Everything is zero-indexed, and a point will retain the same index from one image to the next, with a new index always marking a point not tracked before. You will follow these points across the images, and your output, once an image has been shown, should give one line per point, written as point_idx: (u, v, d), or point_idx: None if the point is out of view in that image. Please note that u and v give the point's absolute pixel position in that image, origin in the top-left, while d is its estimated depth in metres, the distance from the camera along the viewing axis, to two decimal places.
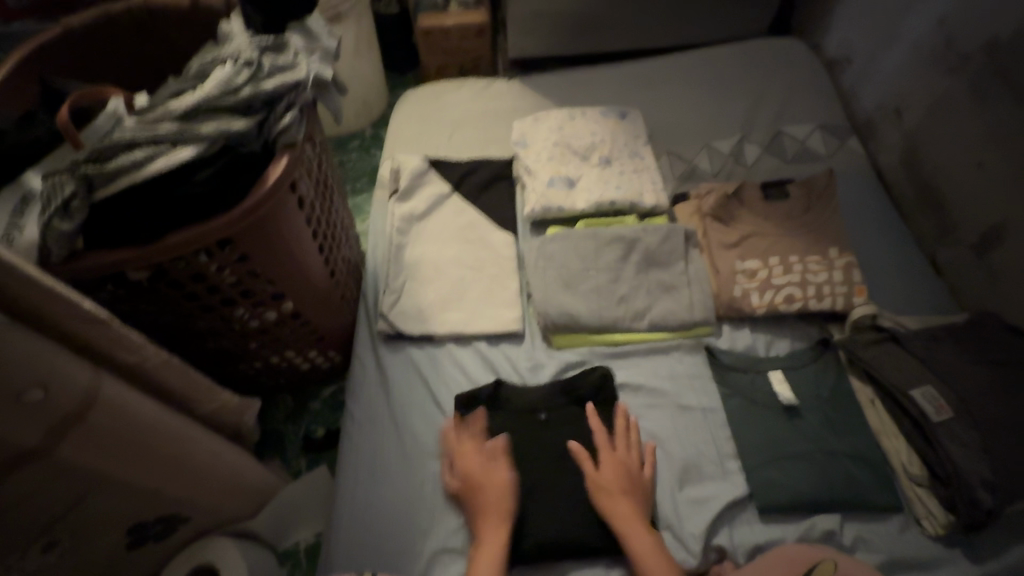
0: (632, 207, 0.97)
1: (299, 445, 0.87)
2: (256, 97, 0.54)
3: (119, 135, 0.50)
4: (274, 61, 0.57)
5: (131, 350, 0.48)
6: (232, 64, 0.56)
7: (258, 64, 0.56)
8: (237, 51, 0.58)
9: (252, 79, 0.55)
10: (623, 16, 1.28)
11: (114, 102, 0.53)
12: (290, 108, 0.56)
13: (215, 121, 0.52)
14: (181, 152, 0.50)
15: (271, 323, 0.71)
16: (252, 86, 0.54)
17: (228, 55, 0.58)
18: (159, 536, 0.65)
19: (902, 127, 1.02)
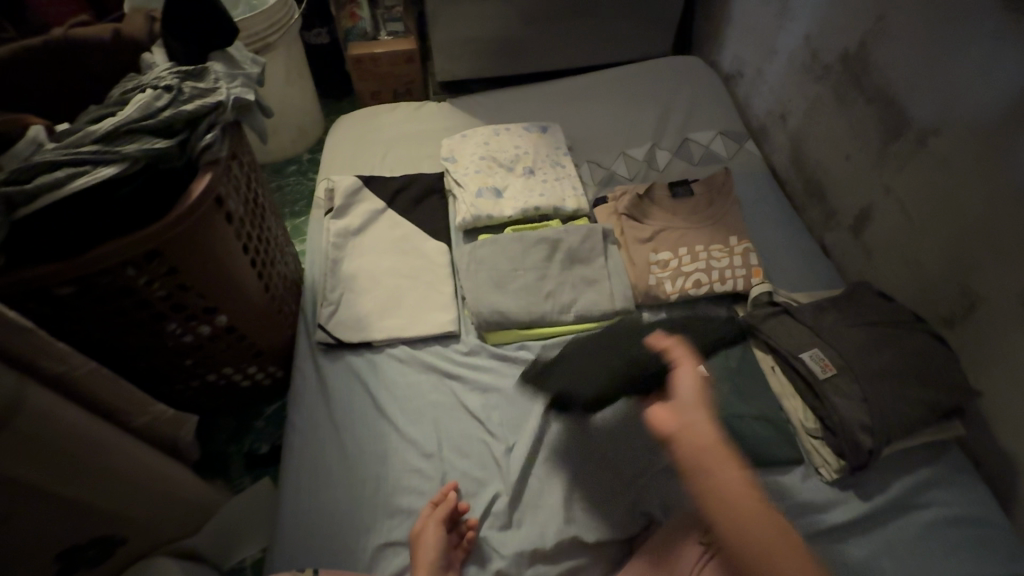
0: (556, 211, 1.05)
1: (243, 463, 0.88)
2: (178, 118, 0.58)
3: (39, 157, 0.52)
4: (194, 86, 0.61)
5: (57, 359, 0.50)
6: (152, 90, 0.59)
7: (178, 89, 0.60)
8: (157, 77, 0.61)
9: (174, 101, 0.58)
10: (541, 41, 1.39)
11: (33, 128, 0.55)
12: (211, 128, 0.60)
13: (138, 140, 0.55)
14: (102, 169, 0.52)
15: (206, 337, 0.73)
16: (173, 108, 0.58)
17: (148, 81, 0.61)
18: (92, 561, 0.64)
19: (787, 129, 1.16)
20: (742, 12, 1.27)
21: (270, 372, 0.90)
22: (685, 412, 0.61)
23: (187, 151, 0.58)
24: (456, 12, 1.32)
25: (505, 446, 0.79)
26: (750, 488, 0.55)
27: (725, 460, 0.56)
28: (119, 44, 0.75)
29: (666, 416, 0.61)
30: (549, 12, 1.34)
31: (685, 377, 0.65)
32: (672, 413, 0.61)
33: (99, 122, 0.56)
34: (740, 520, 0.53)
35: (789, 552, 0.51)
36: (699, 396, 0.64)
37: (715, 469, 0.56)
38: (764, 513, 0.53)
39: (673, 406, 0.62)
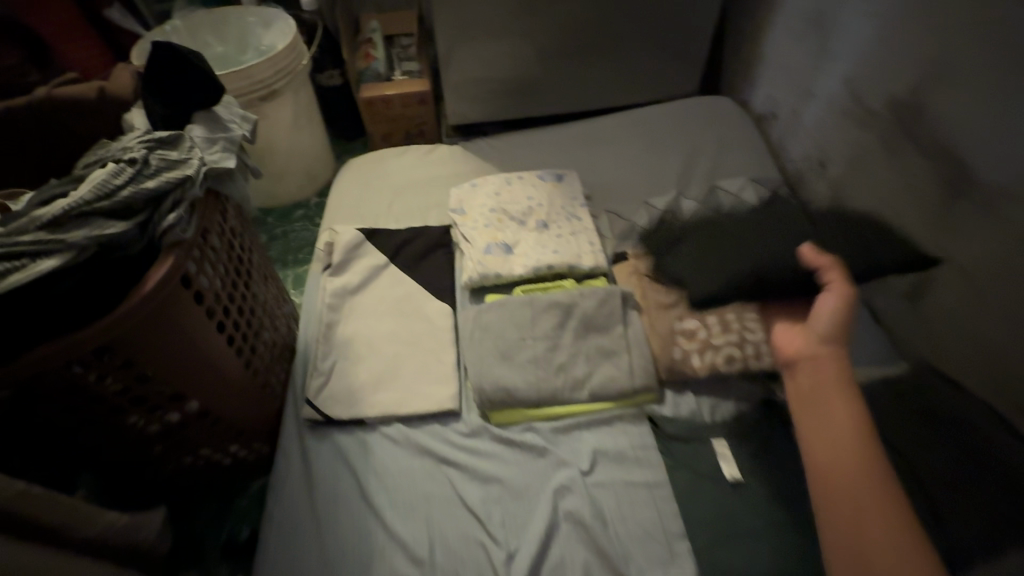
0: (570, 269, 0.96)
1: (220, 550, 0.80)
2: (137, 198, 0.52)
3: None
4: (161, 158, 0.55)
5: None
6: (115, 164, 0.53)
7: (143, 162, 0.54)
8: (123, 148, 0.56)
9: (139, 177, 0.53)
10: (559, 81, 1.33)
11: None
12: (176, 206, 0.54)
13: (92, 223, 0.49)
14: (41, 264, 0.46)
15: (176, 424, 0.66)
16: (133, 186, 0.52)
17: (113, 154, 0.55)
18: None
19: (827, 178, 1.05)
20: (775, 50, 1.18)
21: (253, 449, 0.82)
22: (820, 346, 0.72)
23: (147, 235, 0.52)
24: (470, 53, 1.26)
25: (505, 552, 0.69)
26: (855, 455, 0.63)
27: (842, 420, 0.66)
28: (101, 102, 0.71)
29: (795, 345, 0.74)
30: (567, 51, 1.28)
31: (830, 298, 0.75)
32: (806, 338, 0.73)
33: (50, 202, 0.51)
34: (843, 531, 0.60)
35: (892, 536, 0.57)
36: (842, 313, 0.74)
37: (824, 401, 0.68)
38: (871, 489, 0.61)
39: (800, 337, 0.74)
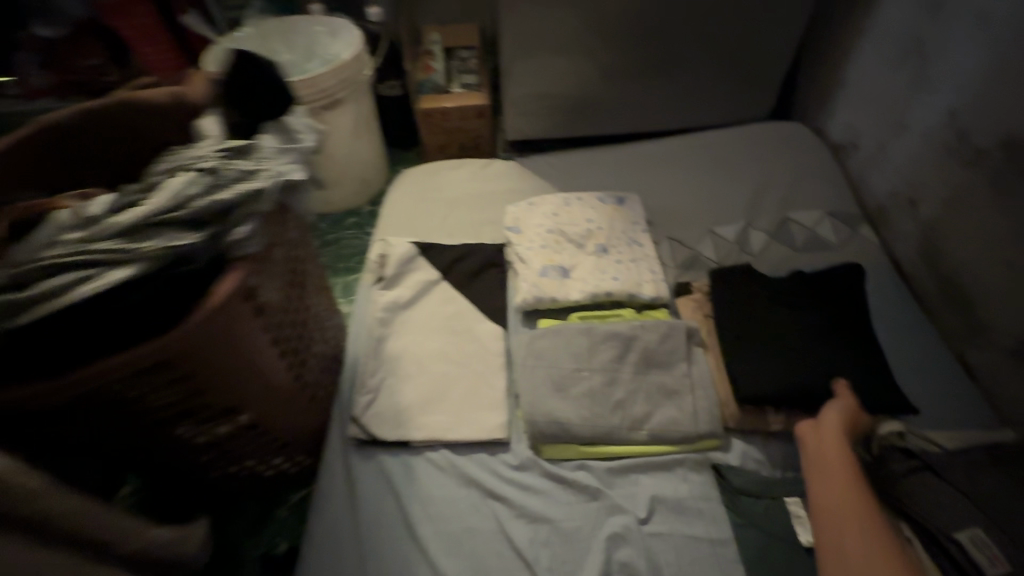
0: (630, 298, 0.91)
1: (258, 563, 0.78)
2: (209, 209, 0.50)
3: (50, 253, 0.45)
4: (234, 168, 0.54)
5: (32, 500, 0.41)
6: (190, 172, 0.52)
7: (217, 171, 0.53)
8: (198, 156, 0.55)
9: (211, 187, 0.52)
10: (621, 100, 1.29)
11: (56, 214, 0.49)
12: (246, 218, 0.53)
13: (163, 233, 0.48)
14: (116, 272, 0.45)
15: (227, 436, 0.65)
16: (206, 196, 0.51)
17: (189, 162, 0.54)
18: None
19: (916, 217, 0.97)
20: (858, 77, 1.11)
21: (296, 461, 0.81)
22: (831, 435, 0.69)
23: (216, 246, 0.51)
24: (532, 69, 1.24)
25: None
26: (846, 498, 0.62)
27: (841, 480, 0.65)
28: (179, 107, 0.71)
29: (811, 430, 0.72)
30: (632, 70, 1.24)
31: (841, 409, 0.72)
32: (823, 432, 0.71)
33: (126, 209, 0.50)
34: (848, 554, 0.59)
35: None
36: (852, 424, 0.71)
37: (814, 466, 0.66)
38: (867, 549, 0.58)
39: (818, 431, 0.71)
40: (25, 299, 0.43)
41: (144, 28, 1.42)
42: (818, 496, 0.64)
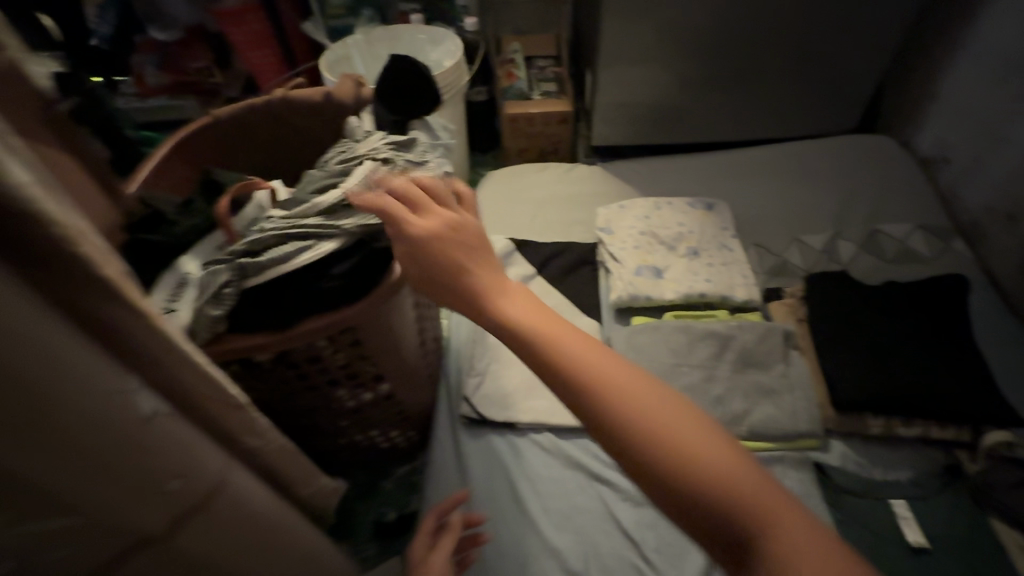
0: (723, 300, 0.94)
1: (370, 528, 0.84)
2: None
3: (269, 227, 0.54)
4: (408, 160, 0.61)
5: (257, 435, 0.48)
6: (372, 163, 0.60)
7: (394, 163, 0.60)
8: (374, 148, 0.62)
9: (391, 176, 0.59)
10: (703, 111, 1.33)
11: (262, 194, 0.58)
12: None
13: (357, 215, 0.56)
14: (322, 246, 0.52)
15: (366, 403, 0.71)
16: None
17: (368, 152, 0.62)
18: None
19: (1017, 234, 0.96)
20: (953, 93, 1.11)
21: (407, 436, 0.87)
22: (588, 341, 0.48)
23: None
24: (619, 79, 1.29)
25: None
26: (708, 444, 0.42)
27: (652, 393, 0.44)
28: (332, 108, 0.79)
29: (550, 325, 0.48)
30: (717, 80, 1.27)
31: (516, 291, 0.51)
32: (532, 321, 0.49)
33: (324, 192, 0.58)
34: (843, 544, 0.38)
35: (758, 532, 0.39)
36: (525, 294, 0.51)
37: (661, 416, 0.43)
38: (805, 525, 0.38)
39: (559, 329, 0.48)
40: (254, 265, 0.51)
41: (255, 35, 1.46)
42: (625, 433, 0.43)
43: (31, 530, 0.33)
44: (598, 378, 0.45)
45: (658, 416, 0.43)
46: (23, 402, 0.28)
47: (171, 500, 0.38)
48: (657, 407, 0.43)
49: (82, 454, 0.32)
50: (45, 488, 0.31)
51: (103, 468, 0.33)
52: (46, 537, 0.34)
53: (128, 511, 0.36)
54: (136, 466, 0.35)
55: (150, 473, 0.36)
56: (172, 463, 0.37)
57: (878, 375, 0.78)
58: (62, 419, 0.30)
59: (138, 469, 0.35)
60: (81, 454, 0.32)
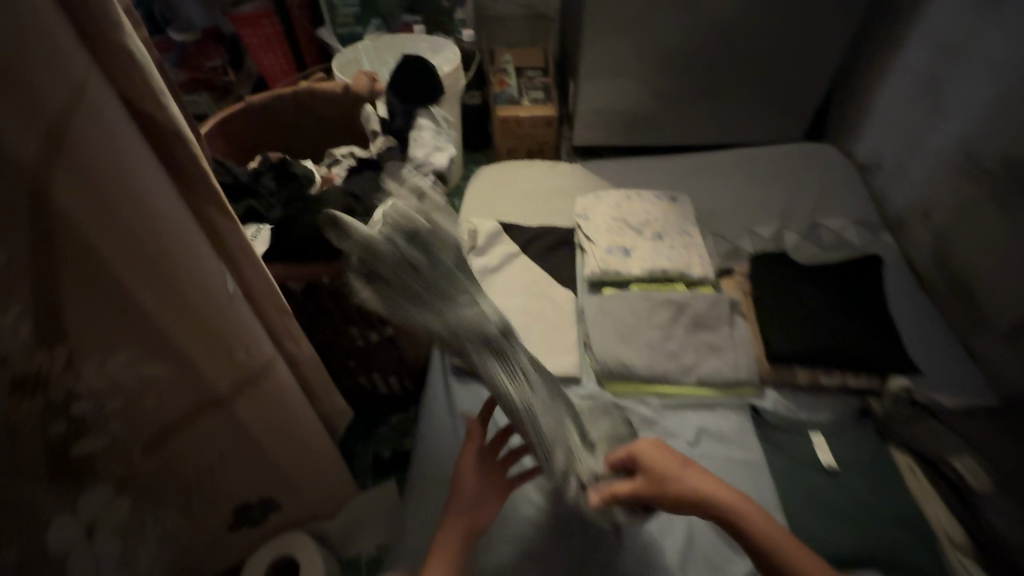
0: (681, 276, 1.09)
1: (369, 463, 0.96)
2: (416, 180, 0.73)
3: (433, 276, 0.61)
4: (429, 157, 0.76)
5: (295, 341, 0.59)
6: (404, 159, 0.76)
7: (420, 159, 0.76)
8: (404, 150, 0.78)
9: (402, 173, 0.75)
10: (673, 118, 1.50)
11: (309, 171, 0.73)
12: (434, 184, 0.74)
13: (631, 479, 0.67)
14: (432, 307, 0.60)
15: (372, 345, 0.84)
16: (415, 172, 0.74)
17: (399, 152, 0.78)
18: (250, 517, 0.73)
19: (931, 226, 1.13)
20: (884, 107, 1.29)
21: (404, 385, 0.99)
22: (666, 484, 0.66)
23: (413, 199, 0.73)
24: (599, 88, 1.45)
25: None
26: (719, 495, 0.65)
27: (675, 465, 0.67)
28: (346, 97, 0.92)
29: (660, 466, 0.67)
30: (683, 92, 1.44)
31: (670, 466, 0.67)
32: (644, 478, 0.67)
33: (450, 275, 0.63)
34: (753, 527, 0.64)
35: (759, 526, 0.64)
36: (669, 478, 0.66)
37: (683, 485, 0.65)
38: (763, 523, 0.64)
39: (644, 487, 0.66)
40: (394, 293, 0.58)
41: (266, 38, 1.60)
42: (680, 491, 0.65)
43: (142, 366, 0.49)
44: (695, 487, 0.66)
45: (682, 472, 0.67)
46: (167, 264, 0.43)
47: (236, 365, 0.53)
48: (699, 481, 0.66)
49: (189, 312, 0.47)
50: (162, 331, 0.47)
51: (199, 326, 0.48)
52: (150, 375, 0.50)
53: (204, 365, 0.52)
54: (221, 331, 0.49)
55: (227, 341, 0.51)
56: (241, 338, 0.51)
57: (804, 334, 0.93)
58: (185, 282, 0.45)
59: (220, 334, 0.50)
60: (189, 311, 0.47)
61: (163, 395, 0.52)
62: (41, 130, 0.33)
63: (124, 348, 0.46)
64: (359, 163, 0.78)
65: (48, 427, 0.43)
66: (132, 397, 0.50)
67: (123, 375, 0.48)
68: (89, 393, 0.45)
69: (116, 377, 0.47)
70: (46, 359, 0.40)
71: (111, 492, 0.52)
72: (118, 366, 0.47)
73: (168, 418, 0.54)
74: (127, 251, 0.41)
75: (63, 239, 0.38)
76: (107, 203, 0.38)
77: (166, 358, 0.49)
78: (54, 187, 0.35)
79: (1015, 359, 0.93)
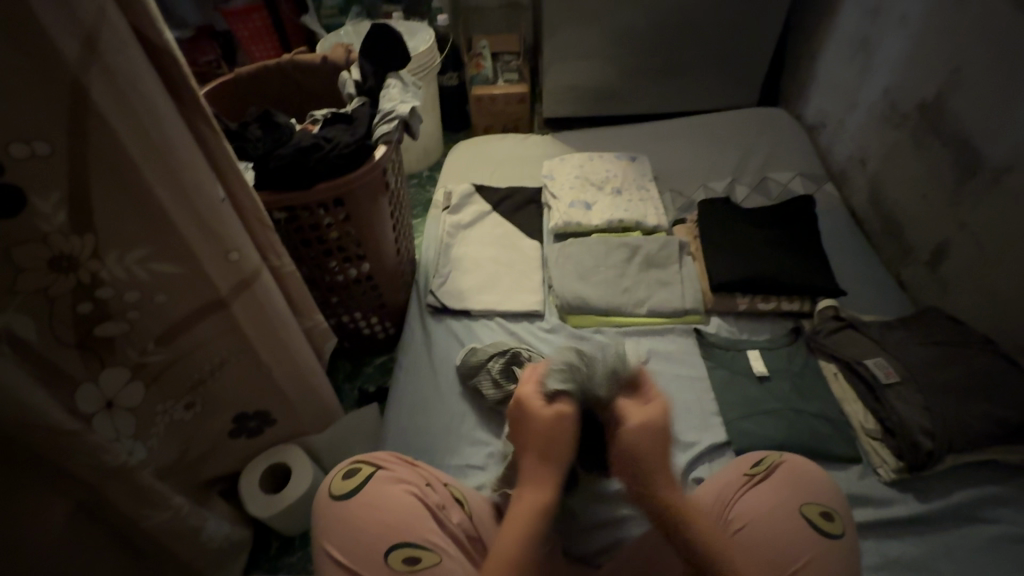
0: (637, 225, 1.19)
1: (354, 397, 1.06)
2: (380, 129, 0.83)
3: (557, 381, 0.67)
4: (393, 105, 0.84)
5: (277, 254, 0.70)
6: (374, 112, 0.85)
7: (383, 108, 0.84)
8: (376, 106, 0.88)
9: (372, 123, 0.85)
10: (636, 90, 1.61)
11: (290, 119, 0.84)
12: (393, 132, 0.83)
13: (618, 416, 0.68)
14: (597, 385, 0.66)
15: (351, 281, 0.94)
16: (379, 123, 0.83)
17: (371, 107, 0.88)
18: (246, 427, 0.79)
19: (866, 173, 1.23)
20: (826, 70, 1.39)
21: (385, 327, 1.09)
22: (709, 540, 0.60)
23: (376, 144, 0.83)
24: (566, 63, 1.55)
25: None
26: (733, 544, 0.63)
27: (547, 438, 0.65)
28: (325, 67, 1.03)
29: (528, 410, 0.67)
30: (645, 66, 1.55)
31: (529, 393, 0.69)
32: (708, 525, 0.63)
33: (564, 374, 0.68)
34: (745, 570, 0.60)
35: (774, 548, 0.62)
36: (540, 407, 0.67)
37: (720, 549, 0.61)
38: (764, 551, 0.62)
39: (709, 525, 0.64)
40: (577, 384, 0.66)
41: (255, 31, 1.71)
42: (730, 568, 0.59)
43: (156, 262, 0.55)
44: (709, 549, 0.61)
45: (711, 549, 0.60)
46: (171, 159, 0.50)
47: (231, 265, 0.60)
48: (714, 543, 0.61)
49: (193, 207, 0.54)
50: (171, 224, 0.53)
51: (199, 221, 0.55)
52: (163, 271, 0.56)
53: (207, 265, 0.59)
54: (217, 230, 0.57)
55: (222, 242, 0.58)
56: (233, 240, 0.59)
57: (744, 264, 1.02)
58: (187, 180, 0.52)
59: (216, 233, 0.57)
60: (192, 207, 0.54)
61: (174, 292, 0.59)
62: (80, 35, 0.42)
63: (143, 242, 0.53)
64: (332, 115, 0.89)
65: (75, 305, 0.52)
66: (147, 291, 0.56)
67: (140, 269, 0.54)
68: (112, 280, 0.53)
69: (134, 270, 0.54)
70: (76, 241, 0.49)
71: (127, 379, 0.60)
72: (136, 259, 0.54)
73: (178, 315, 0.60)
74: (142, 143, 0.48)
75: (93, 131, 0.45)
76: (127, 100, 0.46)
77: (175, 255, 0.56)
78: (89, 83, 0.43)
79: (935, 284, 1.03)
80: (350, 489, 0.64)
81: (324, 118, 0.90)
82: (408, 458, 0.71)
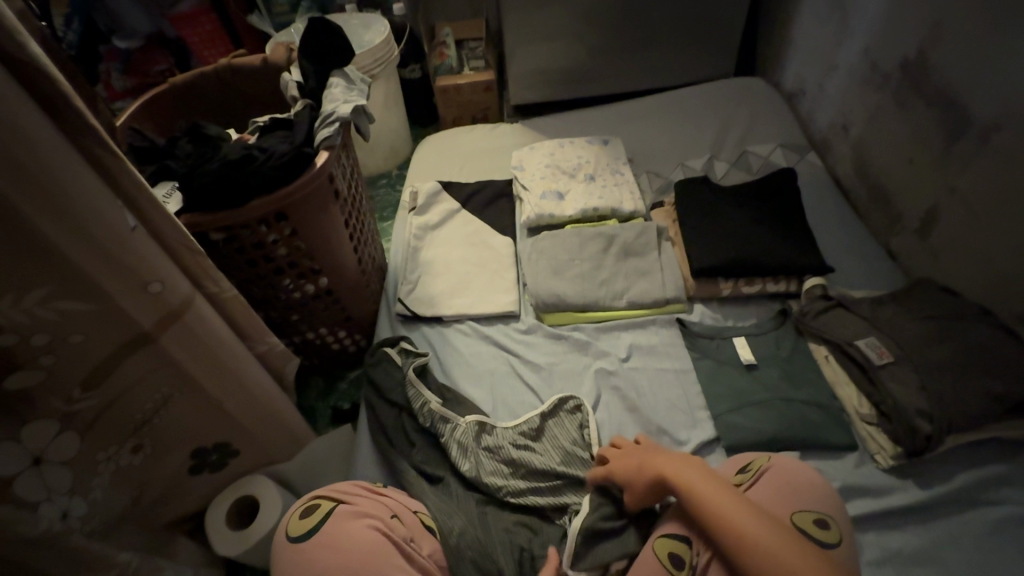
0: (613, 212, 1.13)
1: (328, 415, 1.02)
2: (322, 133, 0.77)
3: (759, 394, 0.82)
4: (335, 105, 0.78)
5: (215, 282, 0.64)
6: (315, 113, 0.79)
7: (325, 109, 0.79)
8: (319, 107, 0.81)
9: (314, 127, 0.79)
10: (606, 69, 1.53)
11: (221, 129, 0.78)
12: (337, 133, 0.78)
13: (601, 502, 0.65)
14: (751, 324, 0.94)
15: (310, 297, 0.89)
16: (321, 127, 0.78)
17: (313, 109, 0.81)
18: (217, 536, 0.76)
19: (849, 140, 1.17)
20: (801, 33, 1.33)
21: (355, 340, 1.04)
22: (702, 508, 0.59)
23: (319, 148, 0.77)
24: (532, 47, 1.48)
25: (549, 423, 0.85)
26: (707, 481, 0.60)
27: None
28: (265, 68, 0.96)
29: None
30: (614, 43, 1.47)
31: None
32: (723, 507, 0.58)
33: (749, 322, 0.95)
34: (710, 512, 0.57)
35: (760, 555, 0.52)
36: None
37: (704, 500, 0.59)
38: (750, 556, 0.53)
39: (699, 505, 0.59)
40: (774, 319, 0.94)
41: (206, 35, 1.61)
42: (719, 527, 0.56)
43: (63, 304, 0.49)
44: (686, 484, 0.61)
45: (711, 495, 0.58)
46: (58, 192, 0.45)
47: (154, 298, 0.55)
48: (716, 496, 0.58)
49: (90, 239, 0.48)
50: (76, 266, 0.48)
51: (103, 255, 0.49)
52: (74, 315, 0.50)
53: (125, 301, 0.53)
54: (128, 262, 0.51)
55: (136, 273, 0.52)
56: (153, 271, 0.54)
57: (728, 247, 0.97)
58: (83, 210, 0.47)
59: (129, 264, 0.52)
60: (90, 239, 0.48)
61: (93, 335, 0.53)
62: None
63: (37, 285, 0.47)
64: (270, 122, 0.82)
65: None
66: (60, 335, 0.50)
67: (44, 312, 0.48)
68: (11, 327, 0.47)
69: (38, 314, 0.48)
70: None
71: (56, 429, 0.54)
72: (37, 302, 0.48)
73: (99, 356, 0.54)
74: (12, 175, 0.42)
75: None
76: None
77: (83, 295, 0.50)
78: None
79: (927, 252, 0.98)
80: (310, 527, 0.59)
81: (263, 125, 0.83)
82: (376, 489, 0.67)
